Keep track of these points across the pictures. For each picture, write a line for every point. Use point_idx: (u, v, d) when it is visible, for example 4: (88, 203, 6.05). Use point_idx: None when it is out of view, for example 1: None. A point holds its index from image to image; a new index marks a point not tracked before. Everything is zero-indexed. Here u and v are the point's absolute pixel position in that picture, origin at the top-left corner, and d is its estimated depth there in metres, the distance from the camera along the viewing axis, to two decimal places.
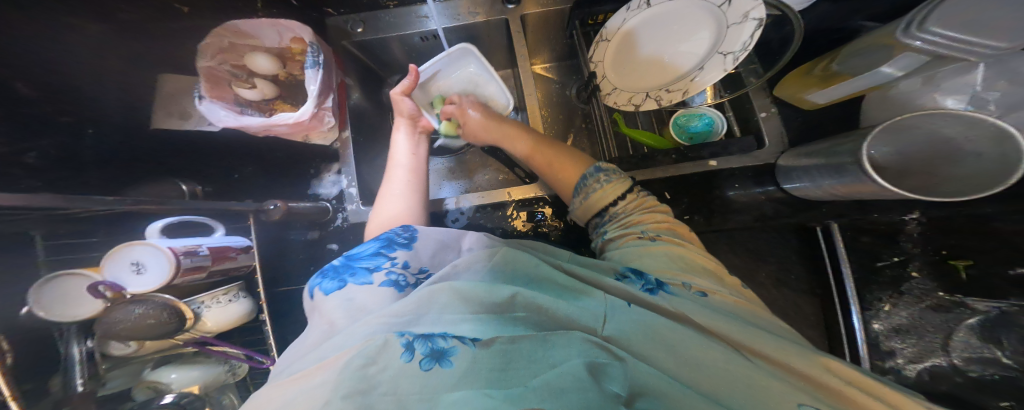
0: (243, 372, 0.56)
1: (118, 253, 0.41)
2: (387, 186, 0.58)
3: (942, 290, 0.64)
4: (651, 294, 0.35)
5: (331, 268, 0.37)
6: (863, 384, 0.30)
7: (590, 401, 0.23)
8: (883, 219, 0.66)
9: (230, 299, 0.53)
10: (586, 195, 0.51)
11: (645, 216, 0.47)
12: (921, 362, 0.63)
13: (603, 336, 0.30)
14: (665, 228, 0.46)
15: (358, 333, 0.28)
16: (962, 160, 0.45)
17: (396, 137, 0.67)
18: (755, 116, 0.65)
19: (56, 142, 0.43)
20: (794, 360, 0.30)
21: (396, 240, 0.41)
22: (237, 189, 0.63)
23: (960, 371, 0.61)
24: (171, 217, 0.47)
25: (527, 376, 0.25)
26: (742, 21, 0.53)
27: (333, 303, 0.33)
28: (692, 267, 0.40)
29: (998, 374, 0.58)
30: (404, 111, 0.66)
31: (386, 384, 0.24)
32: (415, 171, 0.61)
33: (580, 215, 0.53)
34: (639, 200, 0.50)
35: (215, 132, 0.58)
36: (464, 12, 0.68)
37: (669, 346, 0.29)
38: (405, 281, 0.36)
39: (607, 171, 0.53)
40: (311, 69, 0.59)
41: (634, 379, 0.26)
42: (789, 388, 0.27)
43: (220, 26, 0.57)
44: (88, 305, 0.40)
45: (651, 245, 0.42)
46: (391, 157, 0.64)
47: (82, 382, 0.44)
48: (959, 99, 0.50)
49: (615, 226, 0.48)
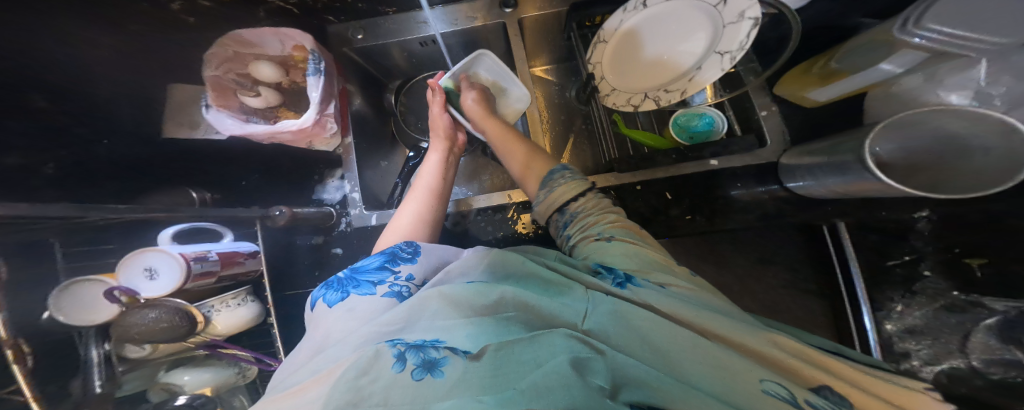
0: (252, 375, 0.58)
1: (133, 259, 0.43)
2: (405, 206, 0.58)
3: (957, 289, 0.63)
4: (620, 288, 0.35)
5: (335, 281, 0.38)
6: (815, 358, 0.30)
7: (578, 399, 0.23)
8: (892, 217, 0.63)
9: (238, 302, 0.55)
10: (549, 190, 0.52)
11: (602, 216, 0.47)
12: (940, 364, 0.64)
13: (581, 330, 0.31)
14: (620, 227, 0.46)
15: (352, 345, 0.29)
16: (973, 156, 0.43)
17: (429, 156, 0.66)
18: (756, 115, 0.63)
19: (73, 152, 0.46)
20: (751, 342, 0.30)
21: (400, 256, 0.41)
22: (246, 193, 0.67)
23: (981, 373, 0.61)
24: (182, 224, 0.48)
25: (515, 379, 0.26)
26: (738, 20, 0.52)
27: (335, 315, 0.34)
28: (652, 264, 0.40)
29: (1020, 377, 0.58)
30: (441, 128, 0.67)
31: (376, 394, 0.25)
32: (435, 194, 0.60)
33: (542, 214, 0.53)
34: (596, 201, 0.49)
35: (222, 141, 0.61)
36: (461, 17, 0.68)
37: (645, 337, 0.30)
38: (408, 292, 0.37)
39: (571, 170, 0.53)
40: (313, 77, 0.61)
41: (617, 370, 0.27)
42: (750, 365, 0.28)
43: (225, 35, 0.59)
44: (106, 309, 0.42)
45: (608, 247, 0.42)
46: (418, 179, 0.63)
47: (101, 384, 0.44)
48: (962, 95, 0.49)
49: (576, 229, 0.48)
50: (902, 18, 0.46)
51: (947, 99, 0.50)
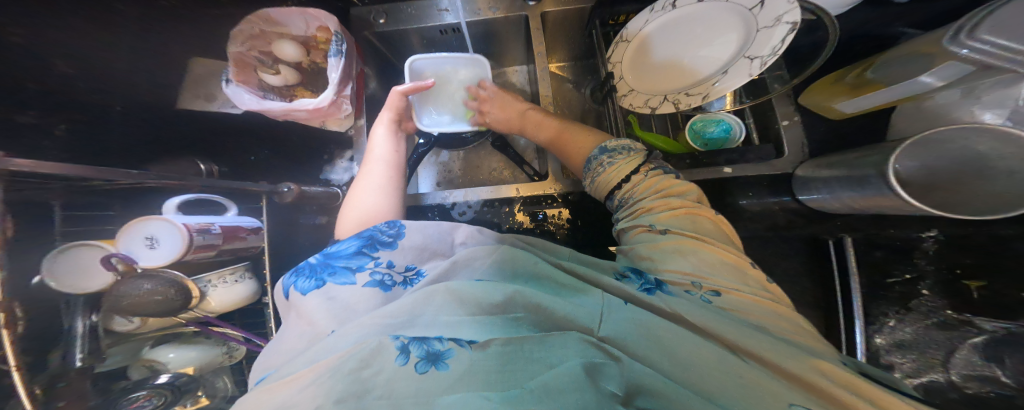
0: (240, 354, 0.56)
1: (133, 228, 0.42)
2: (362, 179, 0.57)
3: (950, 308, 0.62)
4: (647, 294, 0.35)
5: (306, 267, 0.37)
6: (862, 389, 0.28)
7: (587, 402, 0.23)
8: (899, 235, 0.66)
9: (235, 279, 0.53)
10: (593, 178, 0.53)
11: (657, 203, 0.46)
12: (920, 377, 0.61)
13: (598, 336, 0.30)
14: (678, 215, 0.44)
15: (350, 335, 0.28)
16: (994, 179, 0.43)
17: (376, 130, 0.64)
18: (776, 123, 0.64)
19: (88, 117, 0.44)
20: (795, 367, 0.29)
21: (379, 238, 0.40)
22: (252, 170, 0.63)
23: (957, 387, 0.56)
24: (188, 194, 0.47)
25: (524, 377, 0.25)
26: (774, 24, 0.52)
27: (314, 302, 0.33)
28: (703, 263, 0.39)
29: (995, 392, 0.53)
30: (391, 106, 0.63)
31: (380, 387, 0.25)
32: (394, 167, 0.60)
33: (594, 197, 0.55)
34: (647, 182, 0.48)
35: (236, 115, 0.61)
36: (483, 7, 0.68)
37: (665, 348, 0.29)
38: (391, 280, 0.36)
39: (612, 150, 0.52)
40: (334, 58, 0.59)
41: (629, 377, 0.26)
42: (781, 388, 0.26)
43: (253, 13, 0.60)
44: (101, 277, 0.41)
45: (659, 241, 0.42)
46: (369, 151, 0.62)
47: (81, 357, 0.44)
48: (998, 113, 0.46)
49: (626, 213, 0.49)
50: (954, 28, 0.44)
51: (980, 117, 0.47)
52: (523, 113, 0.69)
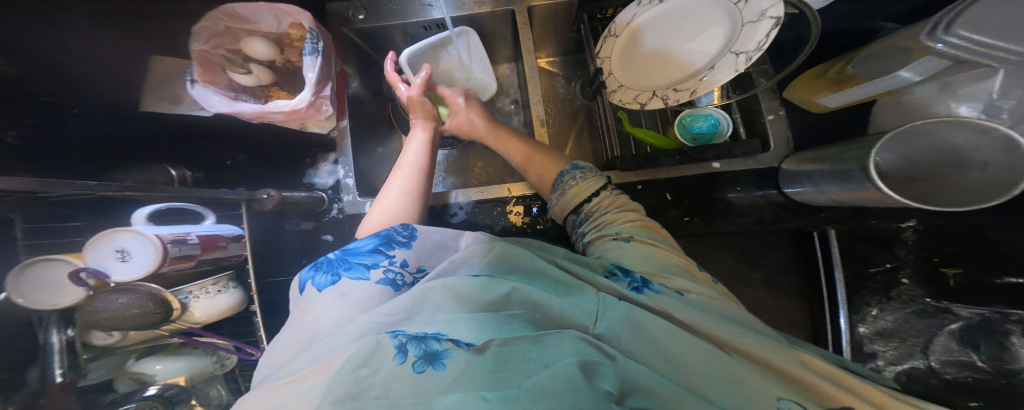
0: (231, 364, 0.55)
1: (101, 241, 0.39)
2: (391, 183, 0.56)
3: (929, 296, 0.64)
4: (637, 292, 0.34)
5: (325, 261, 0.35)
6: (838, 379, 0.30)
7: (584, 402, 0.23)
8: (880, 226, 0.66)
9: (218, 289, 0.51)
10: (562, 192, 0.53)
11: (618, 215, 0.47)
12: (901, 364, 0.64)
13: (593, 334, 0.30)
14: (639, 226, 0.46)
15: (350, 334, 0.27)
16: (969, 170, 0.44)
17: (413, 135, 0.66)
18: (762, 118, 0.64)
19: (39, 120, 0.43)
20: (772, 357, 0.30)
21: (394, 238, 0.39)
22: (229, 175, 0.63)
23: (937, 373, 0.60)
24: (159, 204, 0.45)
25: (521, 376, 0.25)
26: (758, 19, 0.52)
27: (325, 300, 0.32)
28: (670, 268, 0.40)
29: (971, 377, 0.58)
30: (421, 111, 0.66)
31: (377, 387, 0.24)
32: (422, 172, 0.59)
33: (558, 214, 0.54)
34: (612, 198, 0.50)
35: (206, 117, 0.58)
36: (468, 2, 0.66)
37: (657, 345, 0.29)
38: (402, 280, 0.35)
39: (583, 168, 0.54)
40: (309, 56, 0.58)
41: (626, 376, 0.26)
42: (768, 382, 0.27)
43: (217, 9, 0.57)
44: (71, 293, 0.39)
45: (627, 247, 0.42)
46: (402, 157, 0.61)
47: (63, 372, 0.42)
48: (973, 106, 0.47)
49: (592, 226, 0.48)
50: (935, 22, 0.43)
51: (955, 110, 0.48)
52: (492, 130, 0.67)
